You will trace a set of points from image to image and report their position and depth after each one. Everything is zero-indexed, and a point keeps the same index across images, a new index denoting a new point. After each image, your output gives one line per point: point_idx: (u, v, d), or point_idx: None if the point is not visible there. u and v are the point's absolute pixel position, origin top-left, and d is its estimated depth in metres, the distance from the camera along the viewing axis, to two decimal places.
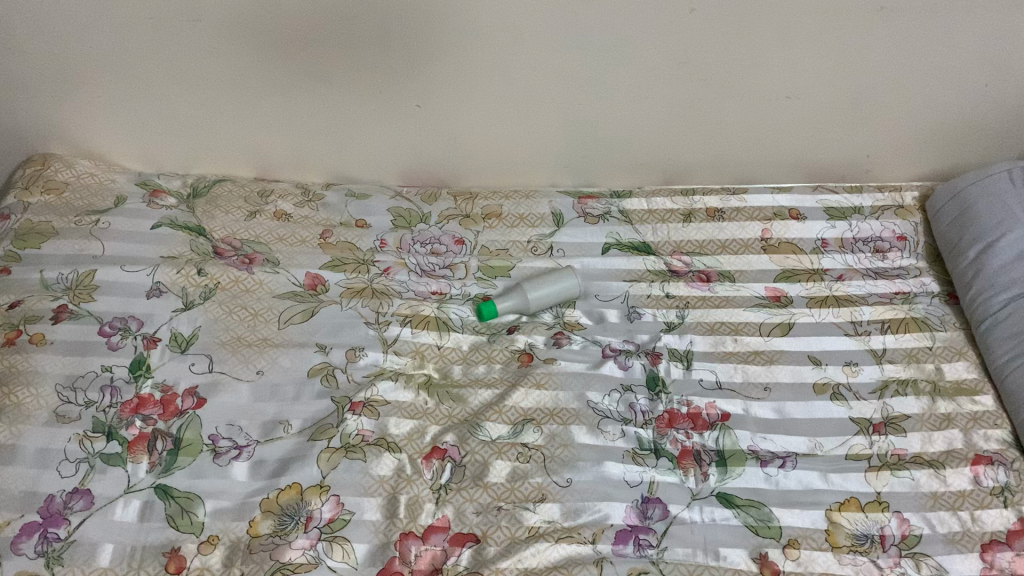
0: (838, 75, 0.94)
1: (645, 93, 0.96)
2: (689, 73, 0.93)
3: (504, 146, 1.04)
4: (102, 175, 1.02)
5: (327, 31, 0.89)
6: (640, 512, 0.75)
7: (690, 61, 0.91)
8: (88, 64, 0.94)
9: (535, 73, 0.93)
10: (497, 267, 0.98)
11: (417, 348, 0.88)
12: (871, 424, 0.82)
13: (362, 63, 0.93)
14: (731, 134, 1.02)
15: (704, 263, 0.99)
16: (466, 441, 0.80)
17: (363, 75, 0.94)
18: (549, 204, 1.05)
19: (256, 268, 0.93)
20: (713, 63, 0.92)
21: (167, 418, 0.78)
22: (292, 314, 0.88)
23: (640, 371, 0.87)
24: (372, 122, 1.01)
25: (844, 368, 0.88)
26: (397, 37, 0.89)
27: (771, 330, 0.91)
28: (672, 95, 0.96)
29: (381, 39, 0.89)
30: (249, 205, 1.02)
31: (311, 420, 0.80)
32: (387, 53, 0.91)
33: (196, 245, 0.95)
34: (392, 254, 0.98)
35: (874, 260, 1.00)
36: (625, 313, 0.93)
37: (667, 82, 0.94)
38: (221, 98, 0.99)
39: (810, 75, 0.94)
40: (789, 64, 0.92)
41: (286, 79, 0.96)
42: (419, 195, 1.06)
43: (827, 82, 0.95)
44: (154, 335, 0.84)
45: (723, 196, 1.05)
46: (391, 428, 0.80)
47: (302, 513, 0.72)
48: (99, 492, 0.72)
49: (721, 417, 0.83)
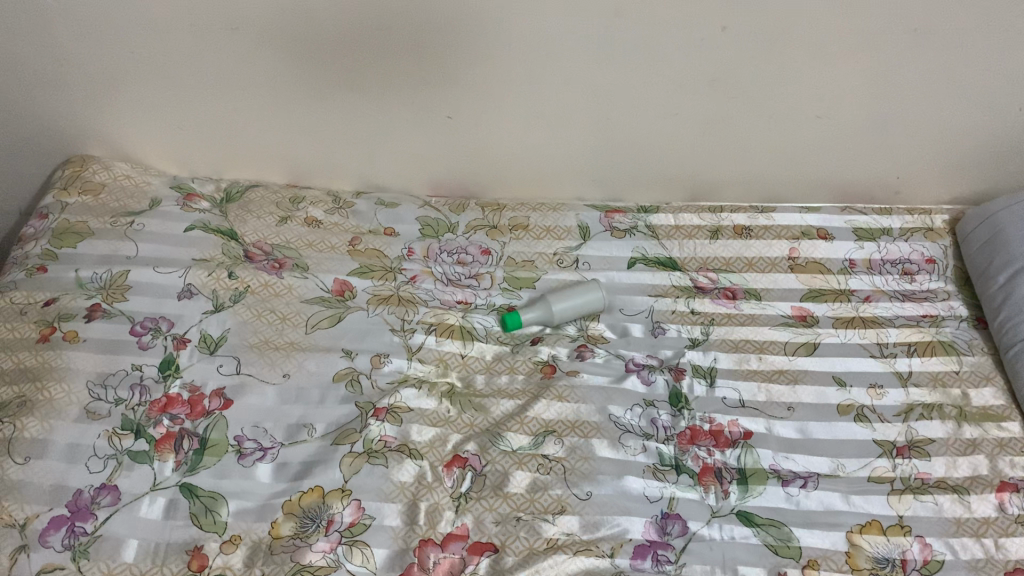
0: (870, 95, 0.94)
1: (674, 109, 0.96)
2: (719, 90, 0.93)
3: (533, 155, 1.04)
4: (138, 177, 1.04)
5: (361, 42, 0.91)
6: (659, 527, 0.75)
7: (721, 79, 0.92)
8: (128, 69, 0.96)
9: (565, 86, 0.94)
10: (522, 278, 0.98)
11: (441, 356, 0.89)
12: (894, 446, 0.82)
13: (395, 74, 0.94)
14: (760, 150, 1.02)
15: (730, 280, 0.99)
16: (487, 450, 0.80)
17: (396, 84, 0.95)
18: (576, 216, 1.04)
19: (286, 273, 0.94)
20: (743, 82, 0.92)
21: (193, 418, 0.80)
22: (320, 320, 0.90)
23: (662, 387, 0.87)
24: (403, 131, 1.02)
25: (868, 390, 0.87)
26: (431, 49, 0.90)
27: (797, 349, 0.91)
28: (701, 110, 0.96)
29: (415, 50, 0.91)
30: (279, 210, 1.03)
31: (335, 425, 0.81)
32: (419, 64, 0.92)
33: (227, 249, 0.96)
34: (419, 262, 0.99)
35: (902, 282, 0.99)
36: (650, 328, 0.93)
37: (697, 100, 0.95)
38: (255, 105, 1.00)
39: (840, 94, 0.94)
40: (818, 83, 0.92)
41: (319, 87, 0.97)
42: (447, 204, 1.06)
43: (858, 102, 0.94)
44: (184, 335, 0.86)
45: (752, 213, 1.04)
46: (413, 435, 0.80)
47: (323, 516, 0.73)
48: (126, 488, 0.74)
49: (743, 435, 0.83)
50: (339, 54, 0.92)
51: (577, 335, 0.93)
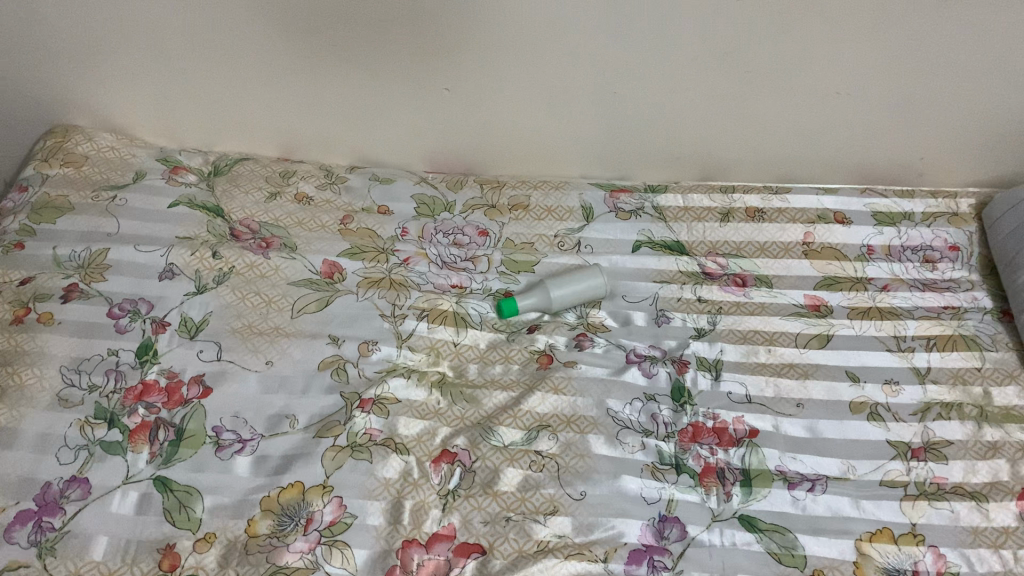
0: (895, 70, 0.88)
1: (684, 84, 0.91)
2: (730, 64, 0.88)
3: (535, 131, 0.99)
4: (123, 149, 1.00)
5: (352, 10, 0.85)
6: (657, 531, 0.71)
7: (735, 53, 0.86)
8: (109, 35, 0.91)
9: (568, 59, 0.88)
10: (520, 262, 0.93)
11: (433, 344, 0.85)
12: (909, 448, 0.77)
13: (388, 44, 0.89)
14: (776, 128, 0.96)
15: (740, 266, 0.93)
16: (477, 445, 0.76)
17: (389, 55, 0.90)
18: (579, 196, 0.99)
19: (273, 252, 0.90)
20: (758, 56, 0.86)
21: (171, 407, 0.76)
22: (306, 304, 0.85)
23: (665, 380, 0.82)
24: (399, 103, 0.97)
25: (884, 387, 0.82)
26: (425, 18, 0.85)
27: (808, 342, 0.86)
28: (713, 85, 0.91)
29: (408, 20, 0.85)
30: (269, 185, 0.99)
31: (318, 416, 0.77)
32: (413, 34, 0.87)
33: (213, 226, 0.92)
34: (413, 243, 0.94)
35: (923, 270, 0.93)
36: (653, 317, 0.89)
37: (708, 74, 0.89)
38: (243, 74, 0.95)
39: (862, 70, 0.88)
40: (839, 57, 0.86)
41: (309, 57, 0.92)
42: (445, 182, 1.01)
43: (881, 78, 0.88)
44: (164, 318, 0.82)
45: (766, 194, 0.98)
46: (400, 428, 0.76)
47: (302, 515, 0.70)
48: (97, 481, 0.70)
49: (748, 433, 0.78)
50: (329, 23, 0.87)
51: (577, 323, 0.89)
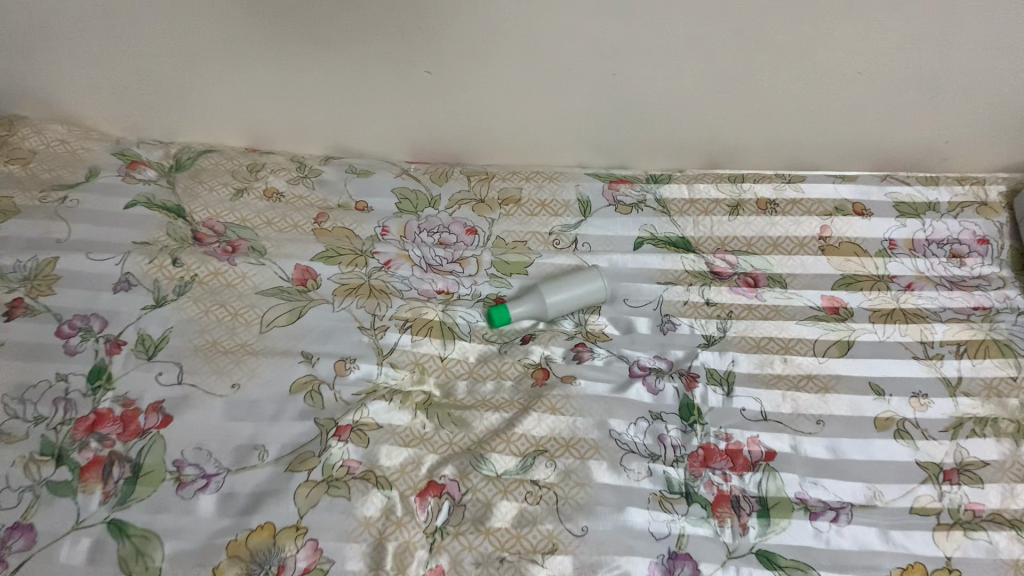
0: (924, 47, 0.79)
1: (691, 65, 0.82)
2: (739, 42, 0.79)
3: (526, 117, 0.90)
4: (75, 143, 0.91)
5: None
6: (667, 570, 0.64)
7: (747, 29, 0.78)
8: (52, 16, 0.82)
9: (563, 38, 0.80)
10: (512, 263, 0.85)
11: (417, 359, 0.77)
12: (941, 470, 0.70)
13: (361, 24, 0.80)
14: (789, 110, 0.88)
15: (751, 264, 0.86)
16: (467, 476, 0.69)
17: (364, 36, 0.81)
18: (575, 188, 0.91)
19: (239, 258, 0.82)
20: (773, 33, 0.78)
21: (126, 439, 0.69)
22: (276, 317, 0.78)
23: (672, 396, 0.75)
24: (376, 88, 0.88)
25: (911, 401, 0.75)
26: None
27: (827, 350, 0.79)
28: (721, 66, 0.82)
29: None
30: (236, 181, 0.90)
31: (290, 446, 0.69)
32: (389, 12, 0.78)
33: (174, 229, 0.84)
34: (394, 243, 0.86)
35: (950, 266, 0.86)
36: (657, 324, 0.81)
37: (717, 54, 0.81)
38: (204, 58, 0.86)
39: (887, 48, 0.79)
40: (863, 34, 0.78)
41: (276, 39, 0.83)
42: (429, 173, 0.93)
43: (908, 56, 0.80)
44: (119, 337, 0.74)
45: (778, 184, 0.90)
46: (382, 459, 0.69)
47: (272, 561, 0.62)
48: (43, 528, 0.63)
49: (765, 457, 0.71)
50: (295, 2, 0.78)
51: (576, 332, 0.81)
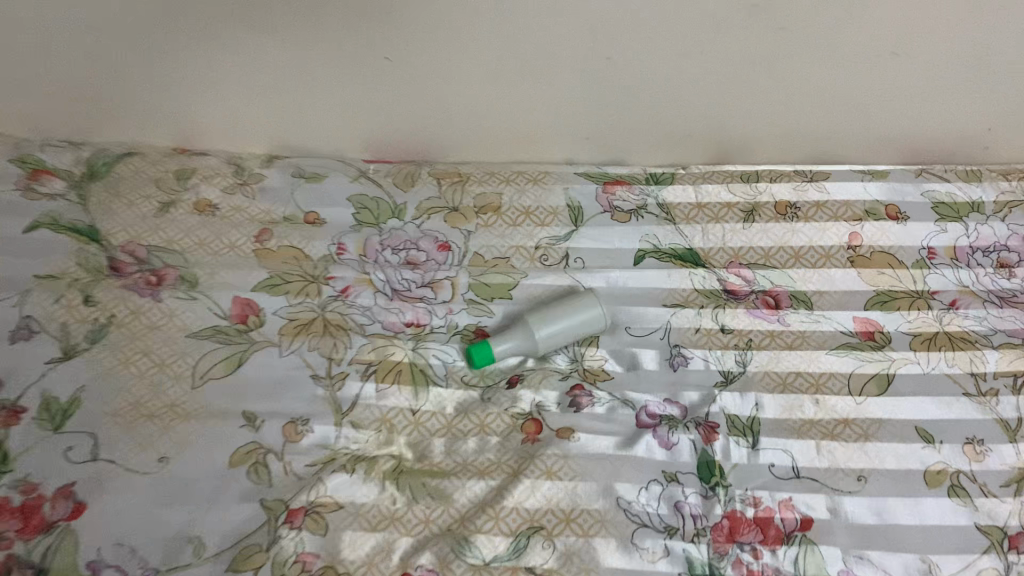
0: (982, 23, 0.65)
1: (702, 48, 0.68)
2: (766, 19, 0.65)
3: (505, 113, 0.76)
4: None
5: None
6: None
7: (771, 5, 0.63)
8: None
9: (547, 19, 0.65)
10: (494, 285, 0.73)
11: (384, 415, 0.65)
12: (1005, 535, 0.60)
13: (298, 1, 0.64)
14: (817, 102, 0.74)
15: (771, 279, 0.74)
16: (448, 565, 0.57)
17: (302, 16, 0.66)
18: (565, 192, 0.78)
19: (165, 292, 0.68)
20: (802, 10, 0.64)
21: (28, 538, 0.55)
22: (212, 366, 0.65)
23: (687, 452, 0.63)
24: (323, 80, 0.73)
25: (965, 449, 0.64)
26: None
27: (865, 386, 0.67)
28: (739, 50, 0.68)
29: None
30: (161, 192, 0.76)
31: (232, 538, 0.57)
32: None
33: (84, 257, 0.69)
34: (353, 265, 0.73)
35: (998, 277, 0.74)
36: (666, 357, 0.69)
37: (734, 35, 0.66)
38: (108, 48, 0.70)
39: (939, 25, 0.65)
40: (911, 9, 0.64)
41: (195, 23, 0.67)
42: (392, 176, 0.79)
43: (962, 34, 0.66)
44: (18, 403, 0.61)
45: (798, 182, 0.78)
46: (344, 549, 0.57)
47: None
48: None
49: (800, 526, 0.61)
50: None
51: (573, 370, 0.69)
